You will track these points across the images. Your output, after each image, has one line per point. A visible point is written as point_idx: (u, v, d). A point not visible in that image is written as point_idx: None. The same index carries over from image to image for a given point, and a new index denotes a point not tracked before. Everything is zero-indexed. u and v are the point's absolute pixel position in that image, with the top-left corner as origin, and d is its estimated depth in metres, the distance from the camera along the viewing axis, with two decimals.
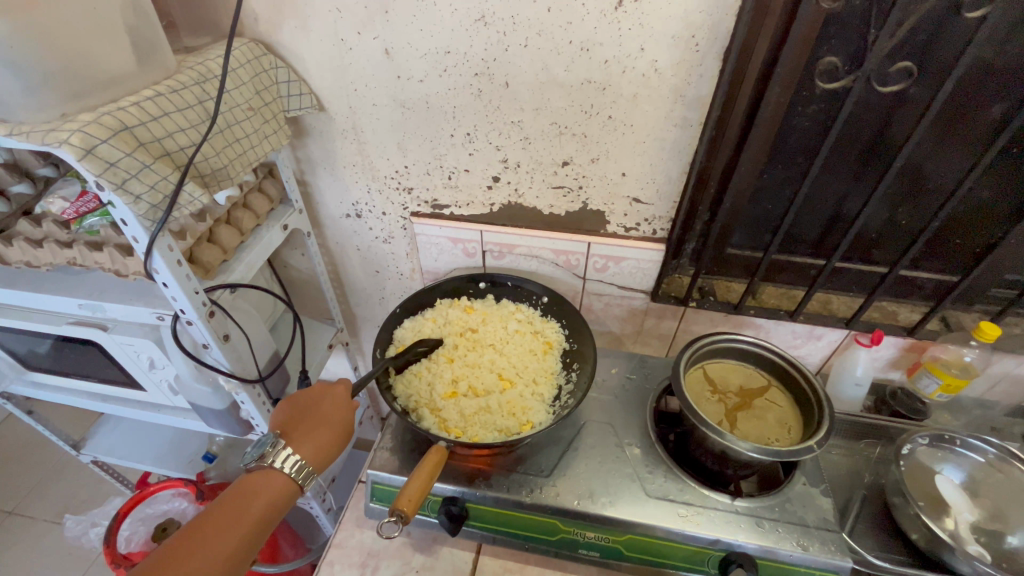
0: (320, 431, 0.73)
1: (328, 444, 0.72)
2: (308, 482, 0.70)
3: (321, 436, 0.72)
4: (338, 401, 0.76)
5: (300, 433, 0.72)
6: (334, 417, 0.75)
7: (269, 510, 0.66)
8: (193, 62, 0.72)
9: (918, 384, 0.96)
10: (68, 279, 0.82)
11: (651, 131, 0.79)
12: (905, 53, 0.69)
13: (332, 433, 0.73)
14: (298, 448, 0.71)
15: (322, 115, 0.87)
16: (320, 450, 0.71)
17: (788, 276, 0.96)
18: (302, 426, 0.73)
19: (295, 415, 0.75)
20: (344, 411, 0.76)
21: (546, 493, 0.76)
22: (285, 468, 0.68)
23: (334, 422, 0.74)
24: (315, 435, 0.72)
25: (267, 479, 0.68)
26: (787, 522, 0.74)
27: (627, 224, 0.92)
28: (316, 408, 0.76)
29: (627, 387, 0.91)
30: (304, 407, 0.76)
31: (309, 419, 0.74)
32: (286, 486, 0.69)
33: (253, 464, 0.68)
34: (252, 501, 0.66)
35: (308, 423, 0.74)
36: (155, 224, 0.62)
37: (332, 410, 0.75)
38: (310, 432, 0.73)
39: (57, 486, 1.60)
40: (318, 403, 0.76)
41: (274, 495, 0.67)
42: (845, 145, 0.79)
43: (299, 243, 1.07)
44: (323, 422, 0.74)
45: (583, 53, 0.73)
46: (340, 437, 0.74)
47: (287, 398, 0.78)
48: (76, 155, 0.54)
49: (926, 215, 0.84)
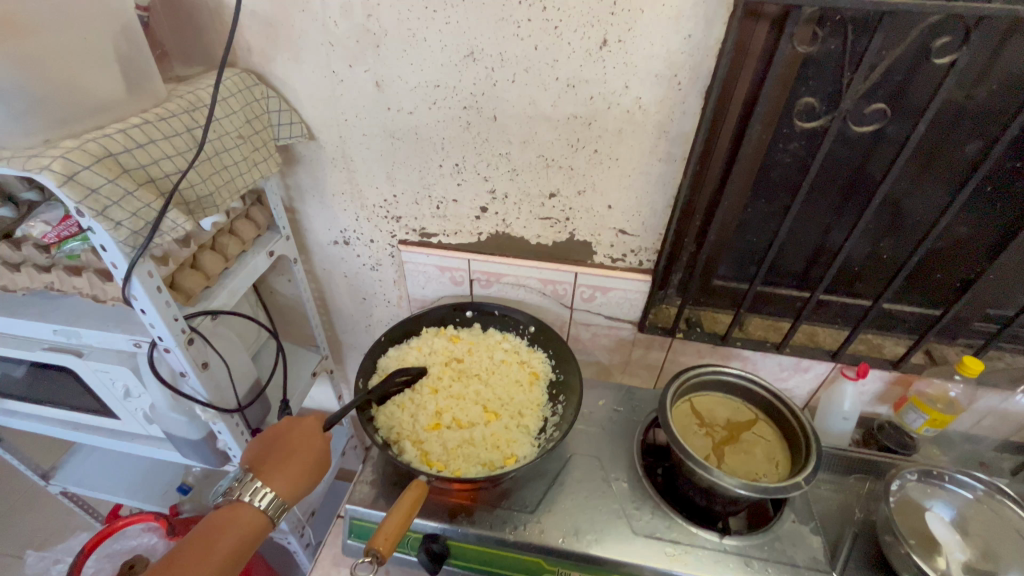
0: (291, 463, 0.71)
1: (300, 475, 0.70)
2: (281, 516, 0.68)
3: (292, 468, 0.70)
4: (308, 433, 0.74)
5: (270, 466, 0.70)
6: (306, 447, 0.72)
7: (239, 545, 0.64)
8: (184, 91, 0.72)
9: (904, 419, 0.95)
10: (44, 304, 0.81)
11: (637, 165, 0.81)
12: (880, 94, 0.72)
13: (304, 464, 0.71)
14: (267, 482, 0.68)
15: (312, 144, 0.88)
16: (292, 482, 0.69)
17: (774, 308, 0.97)
18: (272, 459, 0.71)
19: (264, 448, 0.72)
20: (318, 441, 0.74)
21: (530, 530, 0.73)
22: (254, 502, 0.66)
23: (305, 453, 0.72)
24: (285, 467, 0.70)
25: (243, 512, 0.66)
26: (777, 562, 0.72)
27: (613, 254, 0.92)
28: (286, 442, 0.73)
29: (615, 420, 0.90)
30: (272, 441, 0.73)
31: (280, 451, 0.72)
32: (260, 519, 0.67)
33: (222, 500, 0.67)
34: (220, 536, 0.63)
35: (278, 456, 0.71)
36: (136, 250, 0.61)
37: (302, 441, 0.73)
38: (280, 465, 0.70)
39: (24, 519, 1.53)
40: (288, 436, 0.74)
41: (243, 530, 0.65)
42: (826, 182, 0.81)
43: (285, 269, 1.07)
44: (294, 454, 0.72)
45: (569, 90, 0.75)
46: (314, 468, 0.72)
47: (259, 432, 0.76)
48: (56, 181, 0.53)
49: (907, 249, 0.86)
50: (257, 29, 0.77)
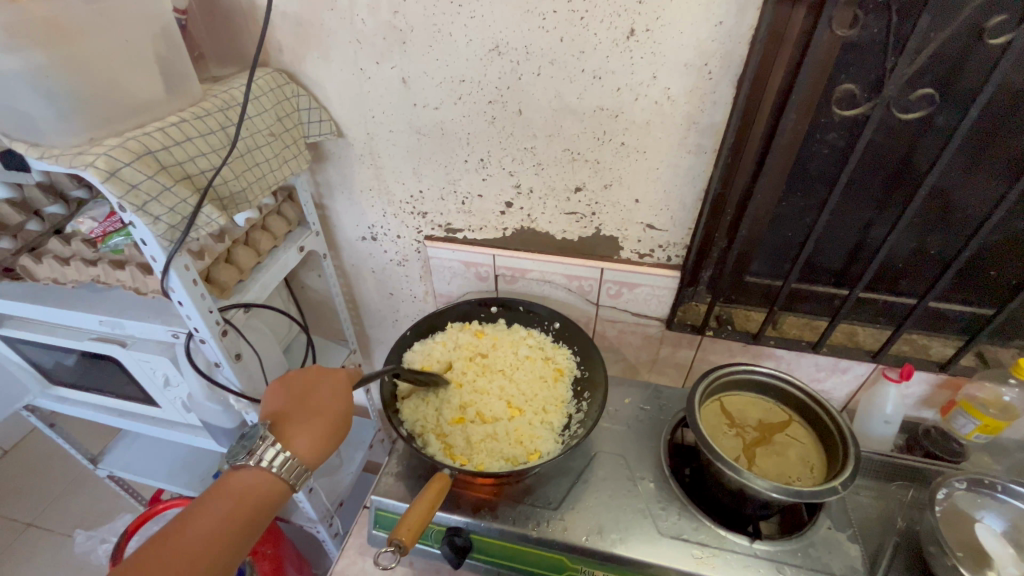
0: (317, 425, 0.71)
1: (327, 437, 0.71)
2: (300, 480, 0.69)
3: (318, 429, 0.71)
4: (334, 394, 0.74)
5: (294, 425, 0.71)
6: (331, 407, 0.73)
7: (255, 517, 0.65)
8: (219, 90, 0.75)
9: (953, 424, 0.90)
10: (92, 296, 0.85)
11: (665, 158, 0.79)
12: (927, 79, 0.68)
13: (329, 426, 0.72)
14: (292, 445, 0.69)
15: (341, 141, 0.89)
16: (318, 444, 0.71)
17: (810, 306, 0.93)
18: (297, 418, 0.71)
19: (286, 403, 0.72)
20: (341, 401, 0.74)
21: (554, 527, 0.73)
22: (270, 465, 0.67)
23: (330, 415, 0.73)
24: (311, 429, 0.71)
25: (264, 484, 0.67)
26: (811, 569, 0.69)
27: (641, 250, 0.91)
28: (311, 401, 0.73)
29: (641, 418, 0.88)
30: (297, 398, 0.73)
31: (303, 409, 0.73)
32: (278, 487, 0.68)
33: (240, 461, 0.66)
34: (243, 505, 0.65)
35: (304, 415, 0.72)
36: (173, 243, 0.63)
37: (327, 401, 0.73)
38: (306, 426, 0.71)
39: (75, 500, 1.62)
40: (312, 395, 0.74)
41: (264, 498, 0.67)
42: (867, 174, 0.77)
43: (315, 265, 1.09)
44: (319, 415, 0.72)
45: (596, 81, 0.74)
46: (338, 429, 0.73)
47: (276, 381, 0.75)
48: (100, 177, 0.56)
49: (956, 244, 0.81)
50: (289, 29, 0.78)
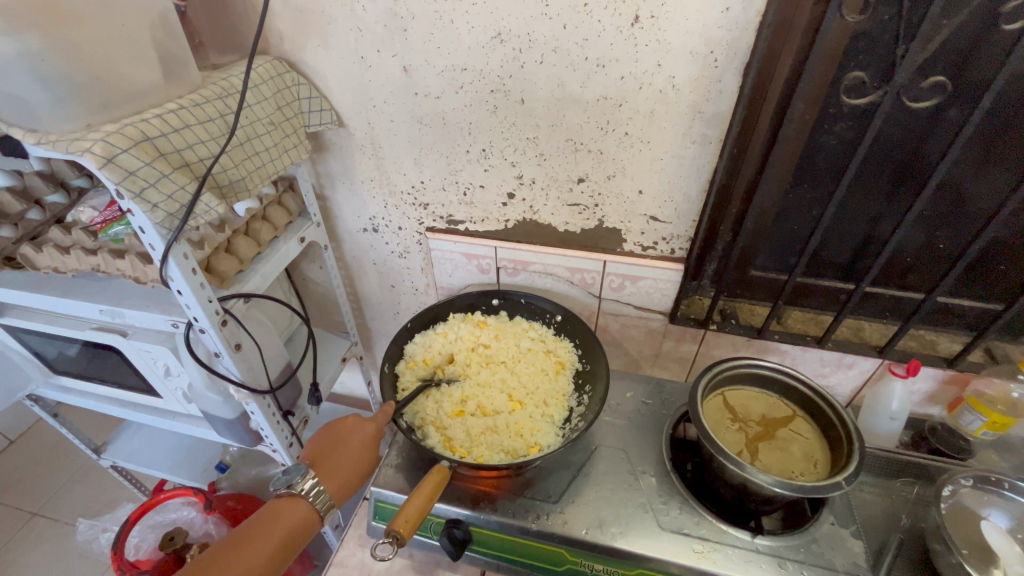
0: (345, 467, 0.74)
1: (352, 478, 0.74)
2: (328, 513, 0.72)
3: (346, 471, 0.74)
4: (365, 439, 0.77)
5: (326, 463, 0.74)
6: (359, 451, 0.76)
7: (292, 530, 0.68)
8: (218, 78, 0.74)
9: (959, 421, 0.88)
10: (92, 285, 0.84)
11: (669, 148, 0.77)
12: (938, 67, 0.66)
13: (356, 469, 0.75)
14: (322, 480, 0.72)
15: (342, 131, 0.89)
16: (344, 484, 0.73)
17: (816, 300, 0.92)
18: (328, 459, 0.75)
19: (320, 445, 0.76)
20: (369, 445, 0.77)
21: (554, 520, 0.72)
22: (307, 495, 0.70)
23: (358, 458, 0.75)
24: (340, 471, 0.74)
25: (294, 501, 0.70)
26: (814, 565, 0.68)
27: (644, 242, 0.90)
28: (342, 444, 0.76)
29: (643, 412, 0.88)
30: (331, 441, 0.77)
31: (335, 451, 0.76)
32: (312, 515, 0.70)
33: (281, 490, 0.70)
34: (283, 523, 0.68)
35: (334, 457, 0.75)
36: (172, 232, 0.63)
37: (357, 446, 0.76)
38: (335, 467, 0.74)
39: (80, 491, 1.63)
40: (343, 438, 0.77)
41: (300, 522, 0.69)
42: (876, 165, 0.76)
43: (317, 256, 1.09)
44: (348, 458, 0.75)
45: (599, 70, 0.72)
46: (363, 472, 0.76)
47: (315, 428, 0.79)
48: (97, 163, 0.55)
49: (966, 238, 0.79)
50: (288, 16, 0.77)
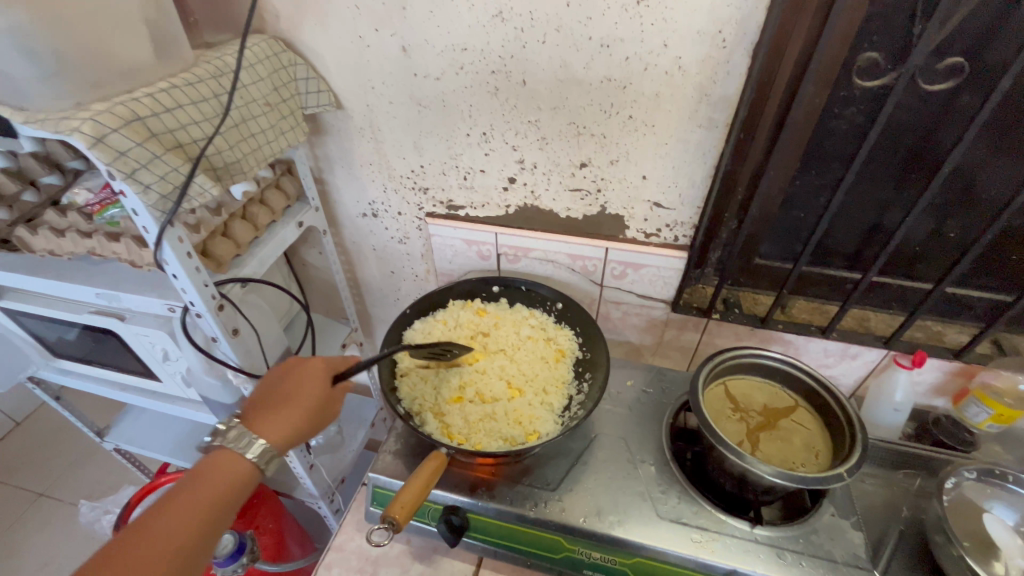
0: (283, 408, 0.68)
1: (290, 419, 0.68)
2: (271, 467, 0.65)
3: (282, 413, 0.68)
4: (308, 377, 0.71)
5: (266, 410, 0.69)
6: (300, 390, 0.70)
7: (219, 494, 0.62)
8: (212, 56, 0.72)
9: (964, 413, 0.87)
10: (89, 269, 0.84)
11: (675, 132, 0.75)
12: (955, 49, 0.64)
13: (295, 410, 0.68)
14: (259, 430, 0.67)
15: (340, 113, 0.87)
16: (279, 426, 0.67)
17: (821, 290, 0.90)
18: (270, 402, 0.70)
19: (263, 393, 0.71)
20: (312, 386, 0.70)
21: (552, 508, 0.72)
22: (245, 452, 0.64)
23: (298, 398, 0.69)
24: (277, 413, 0.68)
25: (225, 459, 0.64)
26: (814, 556, 0.68)
27: (647, 229, 0.88)
28: (286, 386, 0.71)
29: (643, 401, 0.87)
30: (276, 384, 0.72)
31: (278, 393, 0.70)
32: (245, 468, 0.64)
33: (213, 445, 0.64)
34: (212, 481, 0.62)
35: (275, 400, 0.70)
36: (165, 214, 0.62)
37: (300, 386, 0.70)
38: (273, 409, 0.68)
39: (85, 473, 1.65)
40: (288, 381, 0.72)
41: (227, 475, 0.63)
42: (886, 151, 0.74)
43: (316, 241, 1.08)
44: (287, 399, 0.69)
45: (603, 50, 0.70)
46: (305, 414, 0.69)
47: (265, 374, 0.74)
48: (86, 143, 0.54)
49: (978, 227, 0.77)
50: None
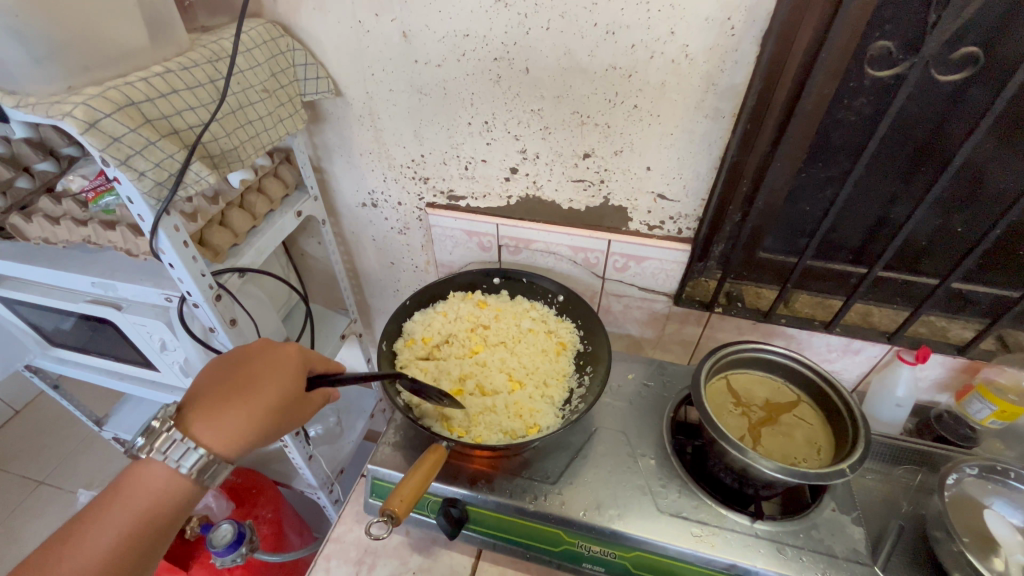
0: (233, 405, 0.59)
1: (238, 421, 0.59)
2: (215, 479, 0.58)
3: (230, 412, 0.59)
4: (276, 375, 0.62)
5: (216, 402, 0.59)
6: (258, 387, 0.60)
7: (147, 513, 0.55)
8: (208, 41, 0.71)
9: (967, 409, 0.87)
10: (84, 257, 0.83)
11: (680, 122, 0.74)
12: (969, 39, 0.62)
13: (246, 412, 0.59)
14: (205, 429, 0.57)
15: (339, 100, 0.85)
16: (222, 429, 0.58)
17: (825, 284, 0.89)
18: (221, 388, 0.60)
19: (215, 378, 0.61)
20: (274, 386, 0.61)
21: (552, 501, 0.72)
22: (174, 463, 0.55)
23: (253, 396, 0.60)
24: (225, 409, 0.59)
25: (148, 473, 0.56)
26: (814, 551, 0.68)
27: (650, 221, 0.87)
28: (245, 374, 0.61)
29: (644, 395, 0.86)
30: (234, 367, 0.62)
31: (233, 382, 0.61)
32: (182, 484, 0.57)
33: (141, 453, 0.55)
34: (137, 494, 0.55)
35: (227, 389, 0.60)
36: (161, 202, 0.61)
37: (263, 381, 0.61)
38: (222, 403, 0.59)
39: (85, 461, 1.65)
40: (250, 369, 0.62)
41: (152, 490, 0.56)
42: (895, 144, 0.72)
43: (315, 231, 1.07)
44: (241, 393, 0.60)
45: (609, 37, 0.69)
46: (255, 417, 0.59)
47: (215, 355, 0.65)
48: (78, 128, 0.53)
49: (986, 222, 0.76)
50: None
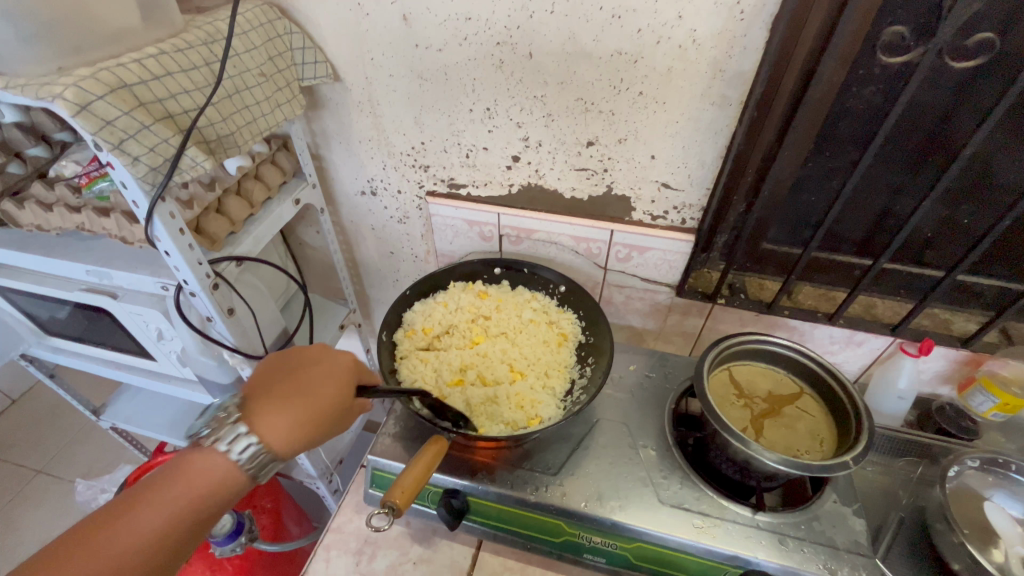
0: (291, 404, 0.58)
1: (295, 420, 0.58)
2: (265, 472, 0.57)
3: (288, 411, 0.58)
4: (330, 378, 0.62)
5: (266, 398, 0.59)
6: (315, 389, 0.60)
7: (194, 503, 0.53)
8: (203, 22, 0.69)
9: (970, 402, 0.87)
10: (78, 245, 0.81)
11: (685, 110, 0.73)
12: (983, 25, 0.61)
13: (303, 412, 0.58)
14: (254, 423, 0.56)
15: (338, 85, 0.83)
16: (279, 427, 0.57)
17: (829, 275, 0.89)
18: (277, 390, 0.60)
19: (270, 380, 0.61)
20: (331, 389, 0.61)
21: (552, 492, 0.71)
22: (231, 453, 0.54)
23: (311, 397, 0.59)
24: (282, 408, 0.58)
25: (203, 462, 0.55)
26: (815, 542, 0.67)
27: (654, 211, 0.86)
28: (301, 377, 0.61)
29: (646, 386, 0.86)
30: (289, 370, 0.62)
31: (289, 383, 0.61)
32: (237, 477, 0.55)
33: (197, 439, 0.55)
34: (190, 481, 0.54)
35: (284, 390, 0.60)
36: (155, 188, 0.59)
37: (319, 384, 0.61)
38: (279, 402, 0.58)
39: (84, 450, 1.65)
40: (305, 372, 0.62)
41: (205, 481, 0.54)
42: (904, 133, 0.71)
43: (313, 220, 1.05)
44: (299, 394, 0.59)
45: (614, 21, 0.67)
46: (312, 417, 0.59)
47: (265, 355, 0.65)
48: (70, 111, 0.51)
49: (993, 214, 0.76)
50: None
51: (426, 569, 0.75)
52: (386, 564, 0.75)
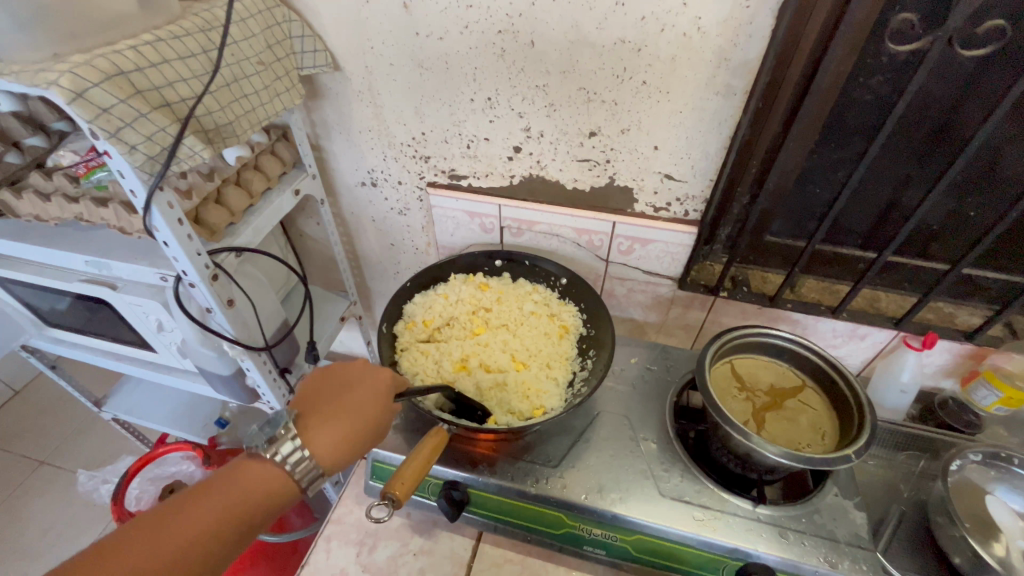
0: (337, 422, 0.61)
1: (341, 437, 0.60)
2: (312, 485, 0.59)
3: (334, 429, 0.61)
4: (371, 394, 0.64)
5: (315, 416, 0.61)
6: (357, 406, 0.63)
7: (241, 507, 0.55)
8: (200, 9, 0.68)
9: (972, 395, 0.87)
10: (77, 235, 0.81)
11: (689, 100, 0.72)
12: (995, 13, 0.60)
13: (348, 429, 0.61)
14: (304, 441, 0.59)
15: (338, 74, 0.82)
16: (326, 445, 0.60)
17: (833, 268, 0.88)
18: (323, 409, 0.62)
19: (318, 398, 0.64)
20: (372, 406, 0.63)
21: (553, 484, 0.71)
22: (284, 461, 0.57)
23: (354, 416, 0.62)
24: (329, 426, 0.61)
25: (255, 469, 0.57)
26: (815, 535, 0.67)
27: (656, 203, 0.85)
28: (344, 395, 0.64)
29: (647, 379, 0.86)
30: (333, 388, 0.65)
31: (333, 401, 0.63)
32: (283, 484, 0.58)
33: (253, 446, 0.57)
34: (240, 484, 0.56)
35: (329, 408, 0.62)
36: (153, 177, 0.59)
37: (360, 401, 0.63)
38: (325, 421, 0.61)
39: (86, 441, 1.65)
40: (348, 390, 0.64)
41: (255, 484, 0.57)
42: (912, 124, 0.70)
43: (313, 212, 1.05)
44: (343, 412, 0.62)
45: (618, 9, 0.66)
46: (356, 434, 0.61)
47: (311, 373, 0.68)
48: (65, 98, 0.51)
49: (1000, 207, 0.75)
50: None
51: (427, 560, 0.75)
52: (387, 555, 0.76)
